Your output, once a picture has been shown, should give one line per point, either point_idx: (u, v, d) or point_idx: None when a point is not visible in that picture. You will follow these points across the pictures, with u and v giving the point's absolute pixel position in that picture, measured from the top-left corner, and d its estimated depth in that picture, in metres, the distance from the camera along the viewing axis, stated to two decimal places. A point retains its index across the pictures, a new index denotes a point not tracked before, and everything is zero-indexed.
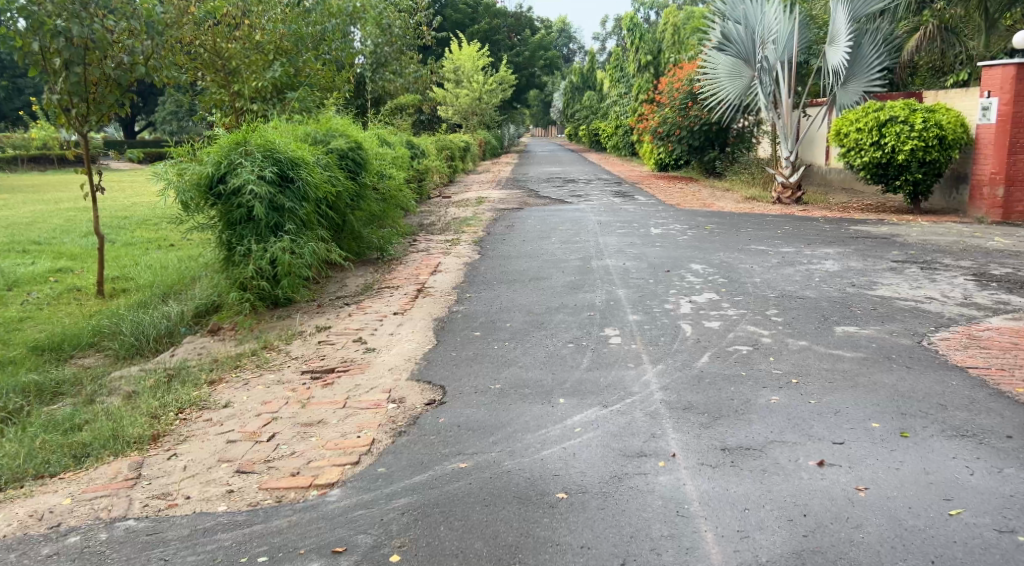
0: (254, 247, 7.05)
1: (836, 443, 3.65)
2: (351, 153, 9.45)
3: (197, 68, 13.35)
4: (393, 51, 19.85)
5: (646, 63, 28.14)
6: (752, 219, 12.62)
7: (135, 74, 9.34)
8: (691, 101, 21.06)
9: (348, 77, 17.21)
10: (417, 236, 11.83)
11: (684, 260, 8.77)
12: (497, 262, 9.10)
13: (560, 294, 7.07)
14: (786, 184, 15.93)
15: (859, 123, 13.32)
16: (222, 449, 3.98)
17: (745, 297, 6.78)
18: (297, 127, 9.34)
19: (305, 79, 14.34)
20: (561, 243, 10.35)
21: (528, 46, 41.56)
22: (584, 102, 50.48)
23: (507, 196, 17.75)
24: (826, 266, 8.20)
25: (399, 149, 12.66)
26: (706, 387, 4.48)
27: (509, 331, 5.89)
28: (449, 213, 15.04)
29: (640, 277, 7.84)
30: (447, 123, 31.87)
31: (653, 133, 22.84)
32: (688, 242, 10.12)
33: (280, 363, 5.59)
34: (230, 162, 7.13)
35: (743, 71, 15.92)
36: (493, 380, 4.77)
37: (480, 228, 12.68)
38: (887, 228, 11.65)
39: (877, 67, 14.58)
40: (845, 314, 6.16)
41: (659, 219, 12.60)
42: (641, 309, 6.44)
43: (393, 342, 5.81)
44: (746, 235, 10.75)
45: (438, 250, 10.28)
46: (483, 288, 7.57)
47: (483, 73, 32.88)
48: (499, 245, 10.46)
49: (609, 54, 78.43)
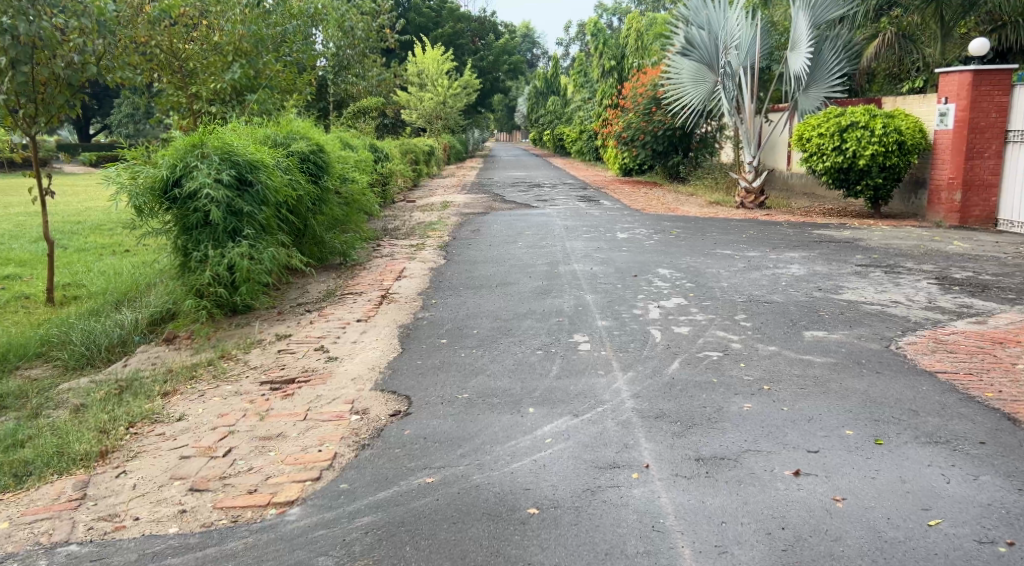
0: (211, 252, 6.82)
1: (811, 451, 3.58)
2: (312, 156, 9.24)
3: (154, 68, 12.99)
4: (356, 53, 19.65)
5: (609, 68, 28.27)
6: (716, 223, 12.66)
7: (86, 74, 9.01)
8: (655, 106, 21.14)
9: (310, 80, 16.93)
10: (381, 241, 11.65)
11: (651, 264, 8.73)
12: (462, 268, 8.97)
13: (527, 299, 6.95)
14: (749, 189, 16.05)
15: (821, 128, 13.46)
16: (174, 466, 3.77)
17: (713, 302, 6.74)
18: (256, 129, 9.10)
19: (266, 81, 14.07)
20: (527, 247, 10.25)
21: (492, 50, 41.51)
22: (547, 107, 50.64)
23: (472, 201, 17.63)
24: (792, 270, 8.21)
25: (362, 152, 12.45)
26: (677, 393, 4.40)
27: (476, 338, 5.76)
28: (414, 218, 14.87)
29: (607, 281, 7.77)
30: (411, 127, 31.66)
31: (617, 138, 22.86)
32: (655, 247, 10.10)
33: (237, 373, 5.38)
34: (185, 164, 6.89)
35: (706, 77, 16.01)
36: (460, 389, 4.64)
37: (445, 232, 12.53)
38: (849, 232, 11.76)
39: (838, 73, 14.77)
40: (813, 319, 6.14)
41: (625, 224, 12.57)
42: (610, 314, 6.35)
43: (357, 350, 5.64)
44: (712, 239, 10.77)
45: (402, 255, 10.10)
46: (449, 294, 7.43)
47: (447, 77, 32.73)
48: (465, 250, 10.32)
49: (572, 59, 78.82)
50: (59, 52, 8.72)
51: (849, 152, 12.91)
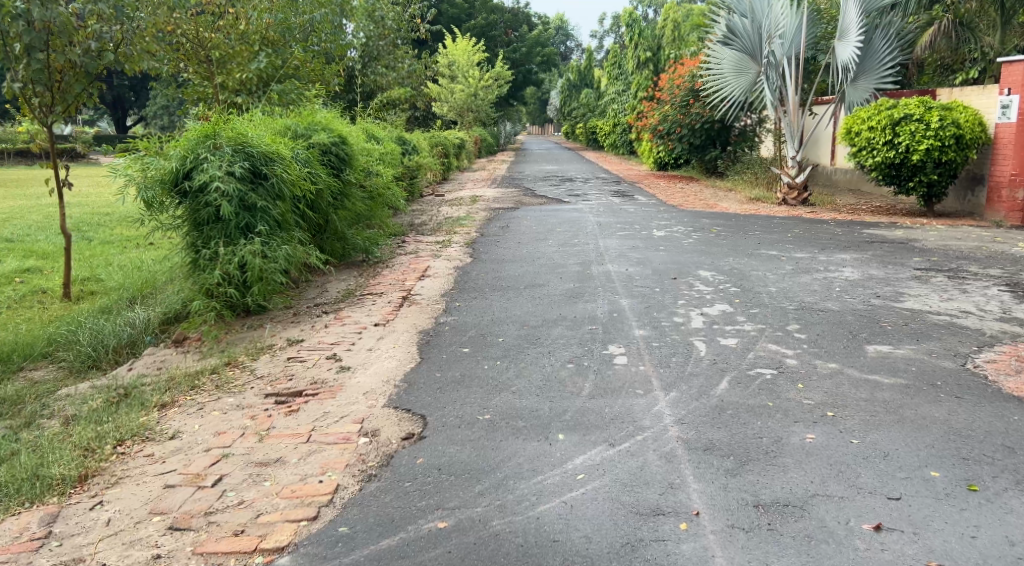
0: (221, 250, 6.41)
1: (892, 498, 3.04)
2: (335, 148, 8.82)
3: (180, 59, 12.76)
4: (386, 44, 19.26)
5: (645, 60, 27.51)
6: (758, 221, 12.02)
7: (103, 62, 8.66)
8: (693, 98, 20.43)
9: (339, 70, 16.68)
10: (406, 237, 11.22)
11: (691, 266, 8.18)
12: (489, 267, 8.48)
13: (558, 303, 6.46)
14: (791, 185, 15.35)
15: (871, 121, 12.71)
16: (157, 497, 3.34)
17: (761, 309, 6.18)
18: (275, 120, 8.70)
19: (293, 72, 13.75)
20: (559, 246, 9.74)
21: (525, 42, 40.96)
22: (580, 100, 49.99)
23: (502, 196, 17.14)
24: (845, 274, 7.60)
25: (388, 145, 12.02)
26: (725, 420, 3.87)
27: (501, 348, 5.27)
28: (443, 212, 14.44)
29: (644, 284, 7.24)
30: (442, 119, 31.26)
31: (653, 131, 22.17)
32: (694, 246, 9.53)
33: (242, 384, 4.95)
34: (196, 156, 6.49)
35: (749, 67, 15.33)
36: (482, 409, 4.15)
37: (473, 228, 12.06)
38: (902, 232, 11.07)
39: (890, 63, 14.01)
40: (875, 330, 5.55)
41: (662, 221, 11.99)
42: (648, 322, 5.82)
43: (371, 359, 5.18)
44: (755, 238, 10.17)
45: (427, 253, 9.64)
46: (473, 297, 6.95)
47: (479, 69, 32.25)
48: (493, 247, 9.85)
49: (607, 51, 77.82)
50: (75, 40, 8.38)
51: (901, 146, 12.18)
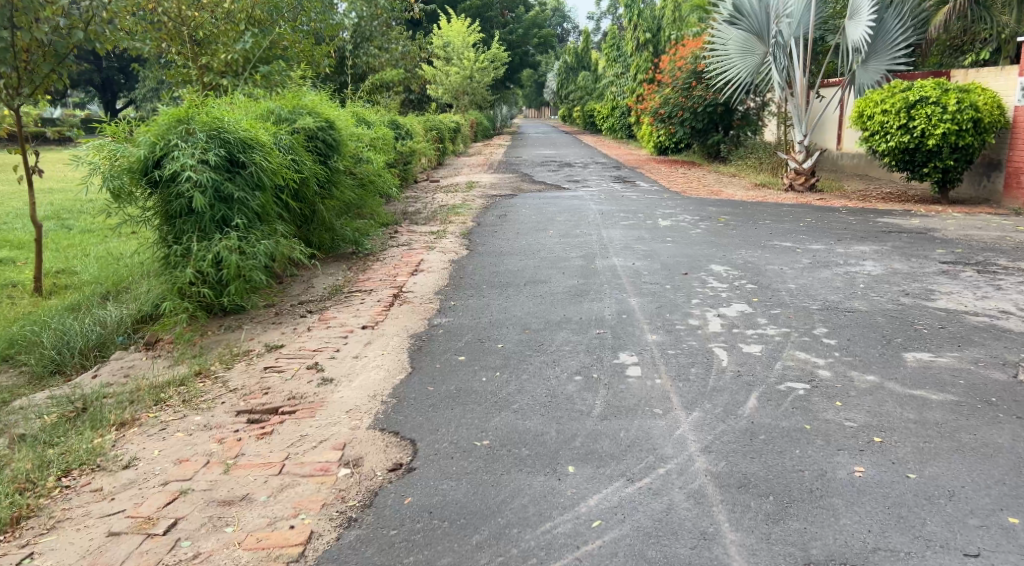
0: (194, 245, 5.88)
1: (969, 555, 2.61)
2: (321, 134, 8.29)
3: (162, 38, 12.24)
4: (379, 25, 18.65)
5: (645, 41, 26.76)
6: (767, 210, 11.51)
7: (73, 40, 8.11)
8: (696, 80, 19.84)
9: (328, 51, 16.21)
10: (399, 226, 10.69)
11: (702, 259, 7.68)
12: (487, 261, 7.98)
13: (561, 304, 5.96)
14: (798, 170, 14.83)
15: (885, 103, 12.17)
16: (97, 549, 2.88)
17: (783, 309, 5.68)
18: (257, 104, 8.16)
19: (280, 52, 13.18)
20: (560, 236, 9.24)
21: (522, 23, 40.33)
22: (578, 83, 49.36)
23: (499, 182, 16.60)
24: (867, 269, 7.11)
25: (380, 129, 11.48)
26: (759, 448, 3.37)
27: (501, 356, 4.77)
28: (437, 200, 13.91)
29: (653, 280, 6.74)
30: (437, 102, 30.58)
31: (653, 114, 21.59)
32: (703, 237, 9.03)
33: (212, 398, 4.43)
34: (167, 142, 5.95)
35: (755, 48, 14.76)
36: (479, 432, 3.65)
37: (470, 217, 11.53)
38: (918, 220, 10.57)
39: (903, 43, 13.50)
40: (911, 335, 5.04)
41: (666, 210, 11.49)
42: (661, 324, 5.32)
43: (357, 370, 4.67)
44: (766, 228, 9.67)
45: (420, 244, 9.12)
46: (469, 296, 6.45)
47: (475, 50, 31.61)
48: (490, 239, 9.34)
49: (604, 33, 76.92)
50: (42, 16, 7.79)
51: (916, 130, 11.66)
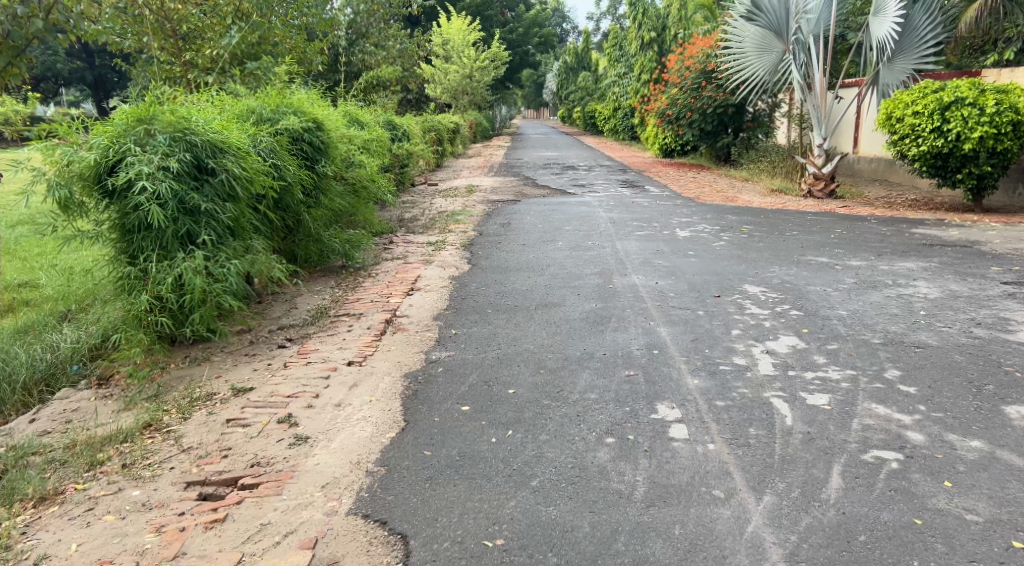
0: (153, 266, 5.02)
1: None
2: (306, 136, 7.47)
3: (143, 31, 11.68)
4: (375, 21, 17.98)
5: (649, 41, 26.02)
6: (791, 219, 10.71)
7: (31, 30, 6.98)
8: (705, 80, 19.00)
9: (322, 48, 15.84)
10: (393, 236, 9.89)
11: (732, 277, 6.88)
12: (491, 278, 7.15)
13: (581, 336, 5.15)
14: (817, 176, 14.05)
15: (917, 104, 11.36)
16: None
17: (841, 344, 4.87)
18: (236, 103, 7.34)
19: (271, 48, 12.53)
20: (571, 249, 8.43)
21: (522, 22, 39.60)
22: (578, 83, 48.57)
23: (501, 186, 15.78)
24: (922, 290, 6.29)
25: (375, 131, 10.66)
26: (861, 558, 2.63)
27: (513, 407, 3.94)
28: (436, 206, 13.09)
29: (682, 304, 5.94)
30: (435, 103, 29.80)
31: (660, 115, 20.79)
32: (727, 251, 8.23)
33: (159, 462, 3.58)
34: (122, 146, 5.09)
35: (774, 45, 13.96)
36: (491, 525, 2.87)
37: (471, 225, 10.72)
38: (956, 231, 9.76)
39: (933, 41, 12.79)
40: (1002, 378, 4.21)
41: (682, 219, 10.68)
42: (701, 364, 4.49)
43: (338, 426, 3.82)
44: (795, 240, 8.86)
45: (417, 257, 8.31)
46: (472, 323, 5.62)
47: (475, 48, 30.78)
48: (494, 250, 8.53)
49: (604, 33, 76.15)
50: None
51: (951, 134, 10.88)
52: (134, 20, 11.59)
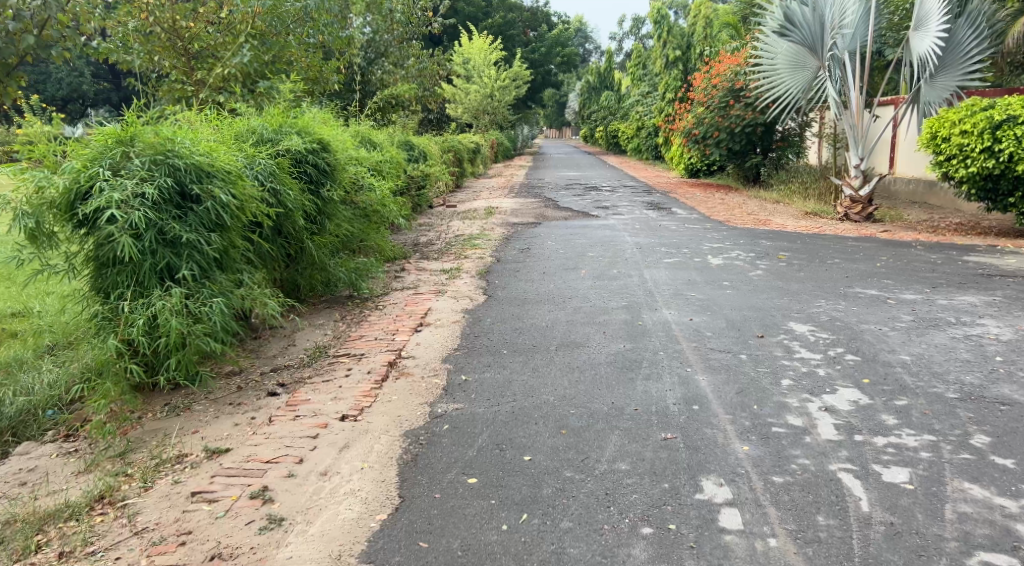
0: (126, 304, 4.44)
1: None
2: (310, 158, 6.94)
3: (154, 49, 11.33)
4: (394, 40, 17.61)
5: (674, 59, 25.48)
6: (830, 246, 10.04)
7: (21, 47, 6.54)
8: (733, 98, 18.34)
9: (339, 67, 15.48)
10: (406, 262, 9.34)
11: (774, 313, 6.24)
12: (508, 312, 6.54)
13: (609, 385, 4.53)
14: (854, 198, 13.35)
15: (965, 123, 10.67)
16: None
17: (911, 398, 4.21)
18: (235, 124, 6.82)
19: (286, 66, 12.25)
20: (595, 278, 7.83)
21: (544, 42, 39.34)
22: (601, 102, 48.13)
23: (521, 208, 15.24)
24: (993, 330, 5.60)
25: (387, 152, 10.17)
26: None
27: (529, 479, 3.34)
28: (453, 229, 12.57)
29: (721, 345, 5.30)
30: (456, 123, 29.50)
31: (686, 135, 20.14)
32: (766, 281, 7.58)
33: (104, 550, 3.02)
34: (96, 170, 4.55)
35: (808, 62, 13.30)
36: None
37: (489, 250, 10.16)
38: (1013, 259, 9.02)
39: (978, 57, 12.08)
40: None
41: (714, 244, 10.05)
42: (750, 426, 3.85)
43: (319, 503, 3.24)
44: (839, 270, 8.19)
45: (429, 286, 7.73)
46: (485, 367, 5.00)
47: (496, 68, 30.44)
48: (512, 279, 7.95)
49: (627, 53, 75.80)
50: None
51: (1004, 154, 10.17)
52: (145, 37, 11.25)
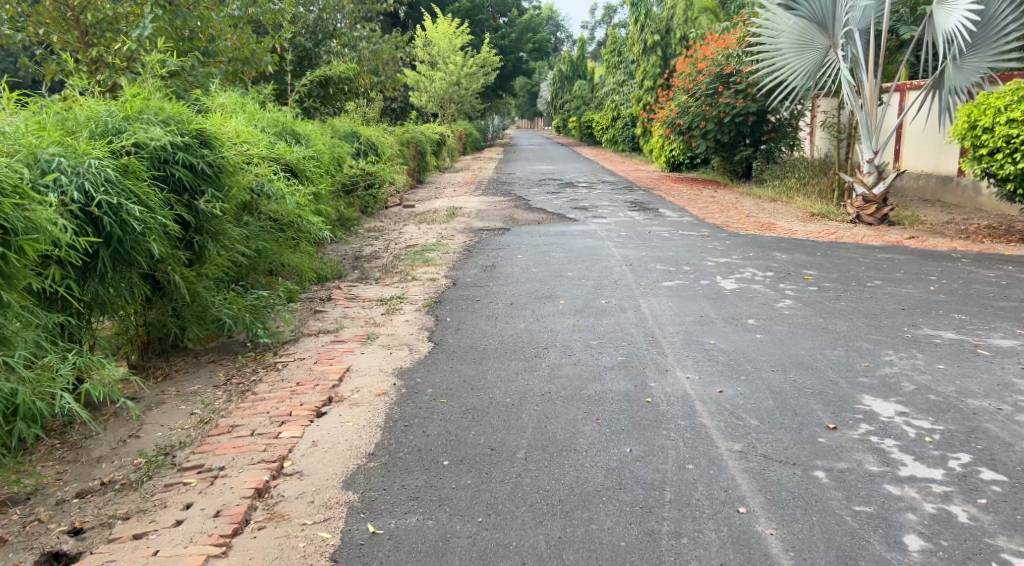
0: None
1: None
2: (180, 157, 4.98)
3: (39, 21, 9.12)
4: (346, 18, 15.46)
5: (652, 44, 23.53)
6: (857, 259, 8.27)
7: None
8: (722, 85, 16.41)
9: (274, 47, 13.43)
10: (339, 286, 7.43)
11: (832, 376, 4.42)
12: (459, 375, 4.61)
13: (614, 552, 2.69)
14: (867, 197, 11.63)
15: (1014, 109, 8.92)
16: None
17: None
18: (69, 107, 4.83)
19: (206, 43, 10.15)
20: (578, 314, 5.96)
21: (514, 28, 37.38)
22: (573, 92, 46.28)
23: (488, 208, 13.35)
24: None
25: (316, 148, 8.17)
26: None
27: None
28: (406, 236, 10.62)
29: (778, 446, 3.46)
30: (420, 113, 27.47)
31: (668, 126, 18.28)
32: (802, 317, 5.76)
33: None
34: None
35: (816, 41, 11.50)
36: None
37: (445, 267, 8.25)
38: None
39: (1015, 32, 10.36)
40: None
41: (719, 258, 8.23)
42: None
43: None
44: (888, 297, 6.39)
45: (357, 326, 5.81)
46: (410, 500, 3.09)
47: (462, 53, 28.41)
48: (468, 316, 6.04)
49: (599, 43, 74.10)
50: None
51: None
52: (29, 7, 9.06)
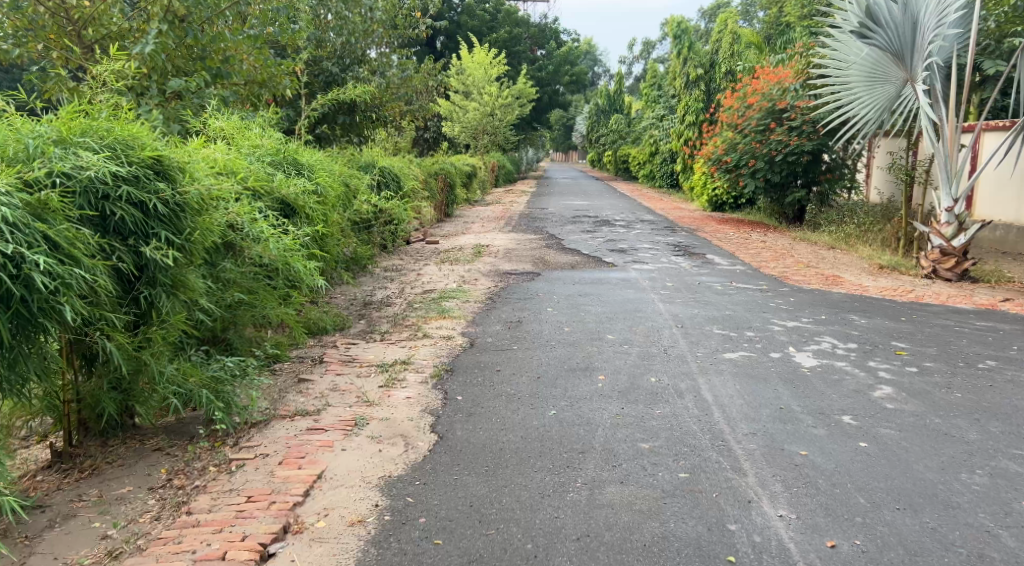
0: None
1: None
2: (123, 191, 3.92)
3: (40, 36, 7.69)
4: (375, 41, 14.48)
5: (695, 78, 22.53)
6: (953, 328, 6.94)
7: None
8: (775, 121, 15.16)
9: (294, 70, 12.49)
10: (336, 342, 6.29)
11: (987, 525, 3.16)
12: (462, 496, 3.43)
13: None
14: (945, 250, 10.26)
15: None
16: None
17: None
18: None
19: (221, 64, 8.77)
20: (623, 398, 4.73)
21: (553, 60, 36.58)
22: (609, 125, 45.26)
23: (517, 248, 12.19)
24: None
25: (321, 179, 7.07)
26: None
27: None
28: (424, 278, 9.48)
29: None
30: (453, 144, 26.54)
31: (713, 163, 17.04)
32: (911, 415, 4.49)
33: None
34: None
35: (893, 74, 10.23)
36: None
37: (463, 321, 7.07)
38: None
39: None
40: None
41: (788, 322, 6.96)
42: None
43: None
44: (1013, 386, 5.09)
45: (344, 406, 4.65)
46: None
47: (497, 84, 27.54)
48: (485, 394, 4.83)
49: (636, 77, 73.36)
50: None
51: None
52: (26, 20, 7.63)
